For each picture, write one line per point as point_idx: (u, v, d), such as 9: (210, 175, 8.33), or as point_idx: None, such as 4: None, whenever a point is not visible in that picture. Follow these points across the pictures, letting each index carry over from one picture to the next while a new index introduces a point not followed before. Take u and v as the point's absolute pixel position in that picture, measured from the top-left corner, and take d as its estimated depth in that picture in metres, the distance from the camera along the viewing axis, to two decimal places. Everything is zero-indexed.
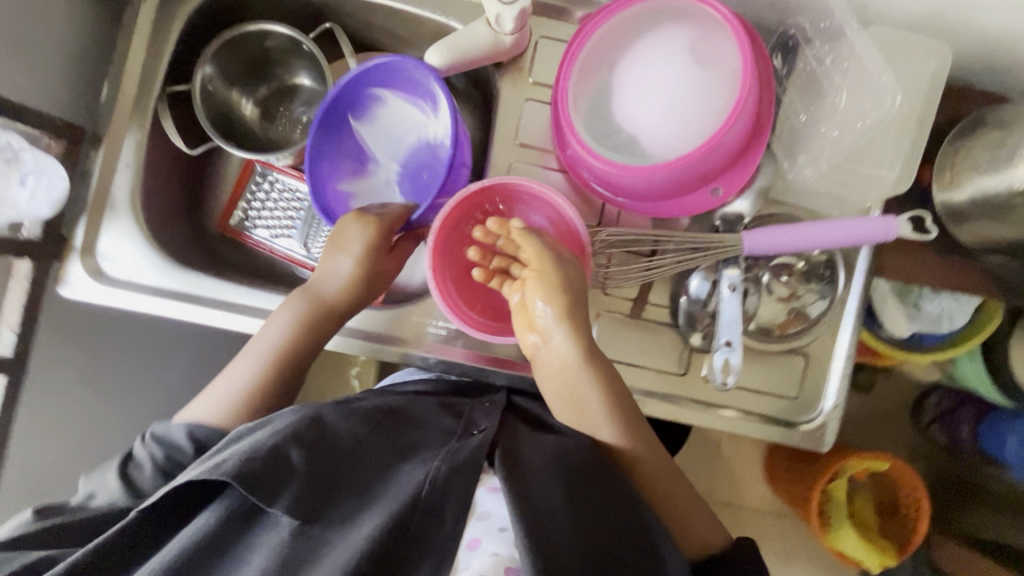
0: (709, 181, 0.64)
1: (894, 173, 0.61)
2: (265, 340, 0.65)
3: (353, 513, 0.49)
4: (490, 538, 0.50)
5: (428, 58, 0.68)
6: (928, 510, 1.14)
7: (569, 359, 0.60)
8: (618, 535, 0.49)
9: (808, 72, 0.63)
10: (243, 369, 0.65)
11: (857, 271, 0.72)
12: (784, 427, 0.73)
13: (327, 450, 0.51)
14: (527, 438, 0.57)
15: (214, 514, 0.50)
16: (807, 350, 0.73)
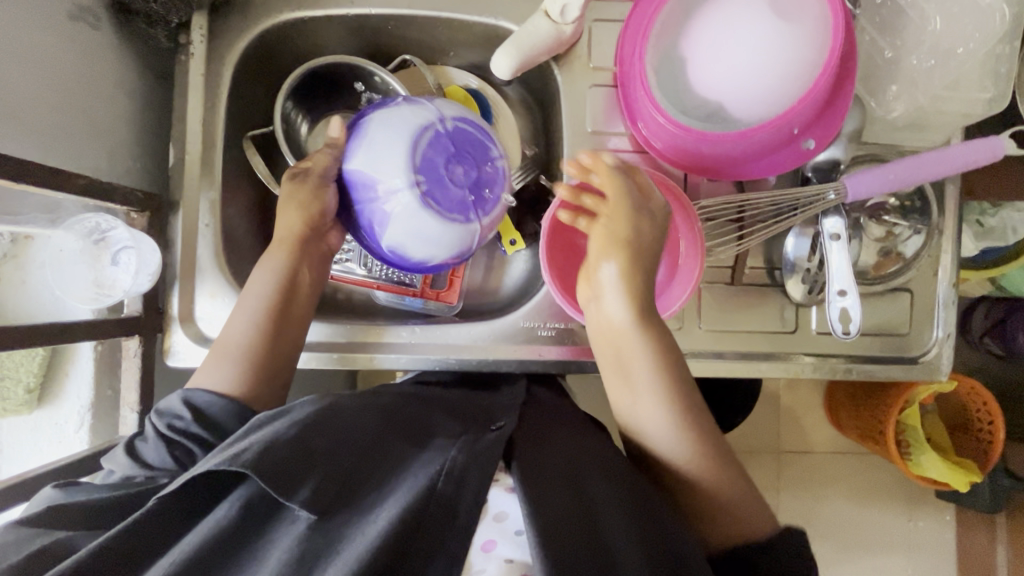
0: (799, 134, 0.63)
1: (986, 94, 0.61)
2: (253, 292, 0.65)
3: (372, 508, 0.49)
4: (506, 542, 0.52)
5: (498, 63, 0.68)
6: (1002, 424, 1.14)
7: (617, 319, 0.60)
8: (626, 516, 0.50)
9: (887, 7, 0.62)
10: (241, 323, 0.64)
11: (946, 198, 0.72)
12: (902, 364, 0.74)
13: (340, 440, 0.52)
14: (544, 437, 0.59)
15: (232, 505, 0.48)
16: (910, 285, 0.73)
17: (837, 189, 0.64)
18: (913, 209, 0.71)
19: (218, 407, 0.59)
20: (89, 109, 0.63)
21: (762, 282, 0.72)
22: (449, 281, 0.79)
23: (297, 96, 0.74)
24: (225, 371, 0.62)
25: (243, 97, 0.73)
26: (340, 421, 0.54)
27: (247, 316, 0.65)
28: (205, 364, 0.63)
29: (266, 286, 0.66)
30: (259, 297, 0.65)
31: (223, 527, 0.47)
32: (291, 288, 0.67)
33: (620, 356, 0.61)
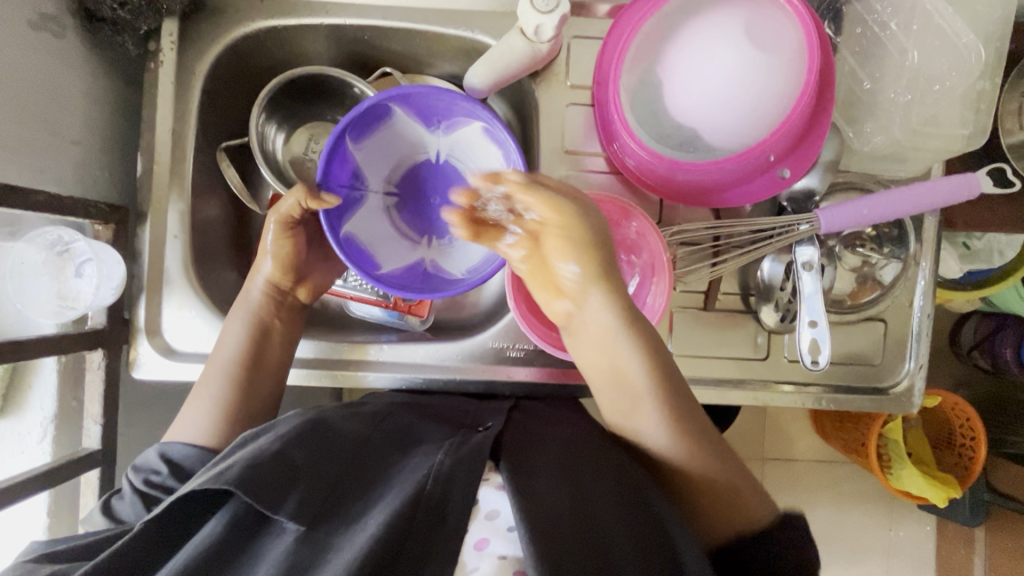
0: (776, 163, 0.62)
1: (965, 130, 0.61)
2: (221, 350, 0.66)
3: (359, 514, 0.49)
4: (499, 538, 0.51)
5: (473, 75, 0.67)
6: (984, 439, 1.15)
7: (607, 323, 0.57)
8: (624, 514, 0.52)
9: (868, 37, 0.61)
10: (219, 379, 0.65)
11: (925, 229, 0.71)
12: (874, 395, 0.73)
13: (324, 454, 0.53)
14: (529, 439, 0.60)
15: (218, 523, 0.48)
16: (884, 315, 0.73)
17: (810, 221, 0.63)
18: (889, 238, 0.71)
19: (193, 457, 0.61)
20: (54, 118, 0.62)
21: (736, 308, 0.72)
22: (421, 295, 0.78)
23: (279, 104, 0.73)
24: (201, 421, 0.63)
25: (216, 107, 0.72)
26: (324, 431, 0.55)
27: (219, 371, 0.65)
28: (184, 413, 0.65)
29: (234, 342, 0.66)
30: (229, 356, 0.66)
31: (214, 540, 0.47)
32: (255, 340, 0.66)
33: (630, 417, 0.60)
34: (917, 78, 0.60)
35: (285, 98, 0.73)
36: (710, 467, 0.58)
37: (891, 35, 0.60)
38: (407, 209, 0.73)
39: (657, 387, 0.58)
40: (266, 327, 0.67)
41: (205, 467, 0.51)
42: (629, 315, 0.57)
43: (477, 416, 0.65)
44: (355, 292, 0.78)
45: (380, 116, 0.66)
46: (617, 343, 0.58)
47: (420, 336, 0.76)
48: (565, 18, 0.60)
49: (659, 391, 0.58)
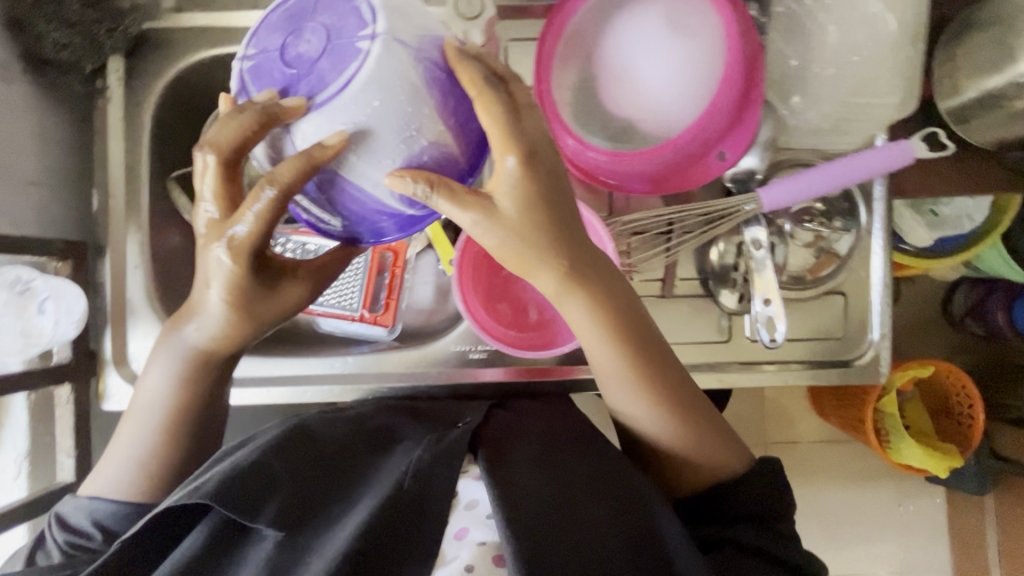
0: (714, 148, 0.62)
1: (896, 98, 0.62)
2: (150, 395, 0.58)
3: (339, 514, 0.49)
4: (478, 525, 0.54)
5: None
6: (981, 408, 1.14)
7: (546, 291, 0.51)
8: (608, 512, 0.52)
9: (791, 15, 0.62)
10: (141, 432, 0.58)
11: (876, 198, 0.71)
12: (840, 367, 0.73)
13: (303, 462, 0.53)
14: (510, 431, 0.61)
15: (202, 533, 0.49)
16: (843, 288, 0.73)
17: (753, 201, 0.64)
18: (840, 210, 0.71)
19: (119, 516, 0.56)
20: (7, 162, 0.63)
21: (694, 293, 0.72)
22: (385, 305, 0.79)
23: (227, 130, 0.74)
24: (125, 453, 0.58)
25: (169, 137, 0.73)
26: (306, 440, 0.56)
27: (143, 429, 0.58)
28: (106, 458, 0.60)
29: (162, 389, 0.58)
30: (158, 400, 0.58)
31: (203, 550, 0.48)
32: (191, 379, 0.57)
33: (608, 376, 0.55)
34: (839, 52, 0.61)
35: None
36: (699, 429, 0.57)
37: (810, 12, 0.62)
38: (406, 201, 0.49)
39: (632, 369, 0.54)
40: (201, 371, 0.57)
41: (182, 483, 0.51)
42: (604, 307, 0.52)
43: (456, 415, 0.66)
44: (322, 307, 0.79)
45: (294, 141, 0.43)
46: (593, 338, 0.54)
47: (388, 345, 0.77)
48: (490, 23, 0.61)
49: (637, 374, 0.54)
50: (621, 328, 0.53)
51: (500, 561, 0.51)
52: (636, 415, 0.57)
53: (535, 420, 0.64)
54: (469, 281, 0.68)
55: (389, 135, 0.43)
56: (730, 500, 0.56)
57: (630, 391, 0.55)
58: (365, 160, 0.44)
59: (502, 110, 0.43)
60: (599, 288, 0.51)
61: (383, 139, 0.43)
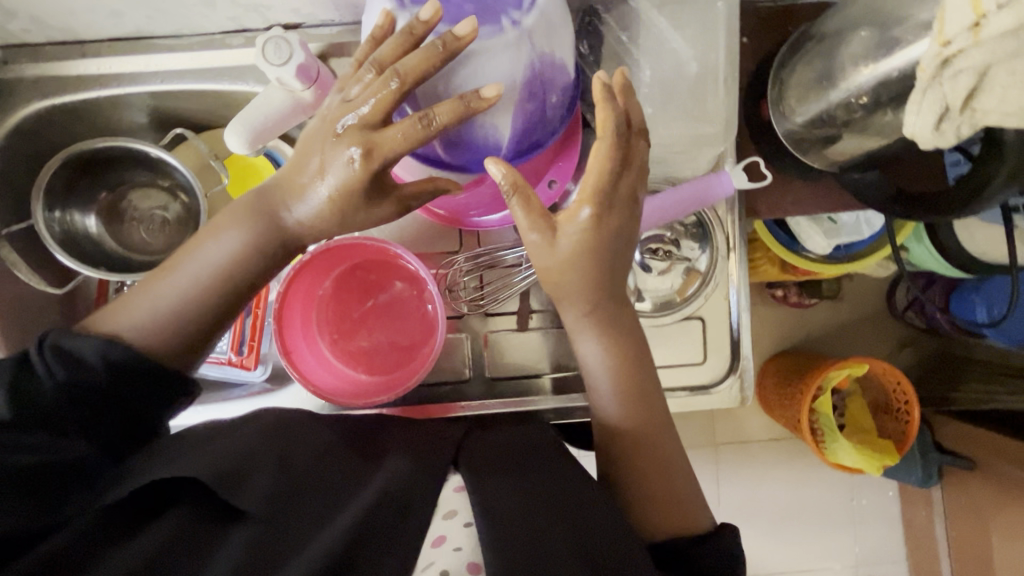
0: (542, 175, 0.61)
1: (711, 128, 0.61)
2: (203, 260, 0.53)
3: (324, 521, 0.46)
4: (456, 533, 0.47)
5: (231, 140, 0.63)
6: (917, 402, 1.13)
7: (578, 331, 0.56)
8: (573, 530, 0.48)
9: (614, 50, 0.60)
10: (180, 282, 0.53)
11: (726, 221, 0.70)
12: (701, 395, 0.72)
13: (288, 456, 0.50)
14: (487, 441, 0.58)
15: (164, 530, 0.44)
16: (702, 313, 0.72)
17: None
18: (692, 233, 0.71)
19: (128, 357, 0.49)
20: None
21: (550, 324, 0.71)
22: (251, 347, 0.78)
23: (71, 180, 0.72)
24: (142, 312, 0.52)
25: (14, 187, 0.73)
26: (301, 434, 0.53)
27: (156, 297, 0.53)
28: (130, 295, 0.53)
29: (221, 255, 0.54)
30: (216, 262, 0.53)
31: (163, 542, 0.43)
32: (250, 258, 0.54)
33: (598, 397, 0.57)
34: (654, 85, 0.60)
35: (83, 172, 0.73)
36: (676, 467, 0.56)
37: (626, 47, 0.60)
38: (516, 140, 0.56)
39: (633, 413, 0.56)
40: (273, 251, 0.55)
41: (151, 457, 0.48)
42: (622, 355, 0.56)
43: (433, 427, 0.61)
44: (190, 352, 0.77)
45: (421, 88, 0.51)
46: (597, 373, 0.57)
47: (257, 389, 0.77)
48: (300, 67, 0.60)
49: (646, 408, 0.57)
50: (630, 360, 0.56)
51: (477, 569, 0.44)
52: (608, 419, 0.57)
53: (535, 431, 0.61)
54: (298, 325, 0.66)
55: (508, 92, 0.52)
56: (693, 555, 0.52)
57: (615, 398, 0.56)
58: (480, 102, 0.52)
59: (616, 160, 0.50)
60: (622, 342, 0.56)
61: (506, 86, 0.52)
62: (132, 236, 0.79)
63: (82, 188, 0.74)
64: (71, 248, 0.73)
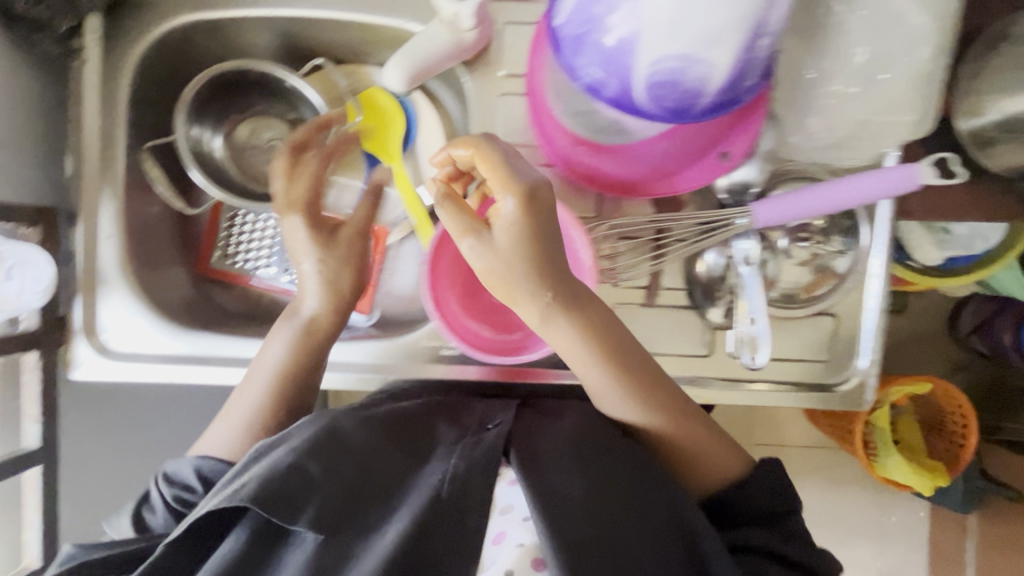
0: (714, 146, 0.58)
1: (911, 118, 0.55)
2: (267, 361, 0.64)
3: (378, 523, 0.50)
4: (514, 529, 0.55)
5: (389, 76, 0.62)
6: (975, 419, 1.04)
7: (566, 342, 0.55)
8: (626, 524, 0.51)
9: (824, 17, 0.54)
10: (257, 390, 0.64)
11: (879, 219, 0.67)
12: (822, 393, 0.70)
13: (340, 456, 0.52)
14: (543, 428, 0.59)
15: (244, 535, 0.51)
16: (835, 310, 0.70)
17: (746, 215, 0.61)
18: (838, 229, 0.68)
19: (227, 474, 0.60)
20: None
21: (677, 303, 0.70)
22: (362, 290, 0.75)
23: (205, 100, 0.71)
24: (228, 437, 0.63)
25: (148, 102, 0.71)
26: (345, 430, 0.55)
27: (256, 387, 0.64)
28: (212, 424, 0.65)
29: (279, 355, 0.64)
30: (276, 362, 0.64)
31: (239, 550, 0.50)
32: (309, 347, 0.65)
33: (592, 385, 0.58)
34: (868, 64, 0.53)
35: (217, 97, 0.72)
36: (693, 436, 0.59)
37: None
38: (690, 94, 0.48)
39: (622, 380, 0.57)
40: (314, 347, 0.65)
41: (217, 488, 0.52)
42: (593, 332, 0.55)
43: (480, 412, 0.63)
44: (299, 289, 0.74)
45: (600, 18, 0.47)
46: (582, 357, 0.56)
47: (364, 334, 0.75)
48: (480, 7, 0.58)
49: (627, 385, 0.57)
50: (613, 349, 0.56)
51: (539, 563, 0.53)
52: (609, 406, 0.59)
53: (574, 415, 0.61)
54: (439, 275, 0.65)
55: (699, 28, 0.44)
56: (735, 504, 0.58)
57: (606, 376, 0.56)
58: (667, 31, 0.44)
59: (498, 159, 0.52)
60: (590, 316, 0.55)
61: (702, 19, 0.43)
62: (251, 165, 0.77)
63: (211, 113, 0.73)
64: (200, 166, 0.72)
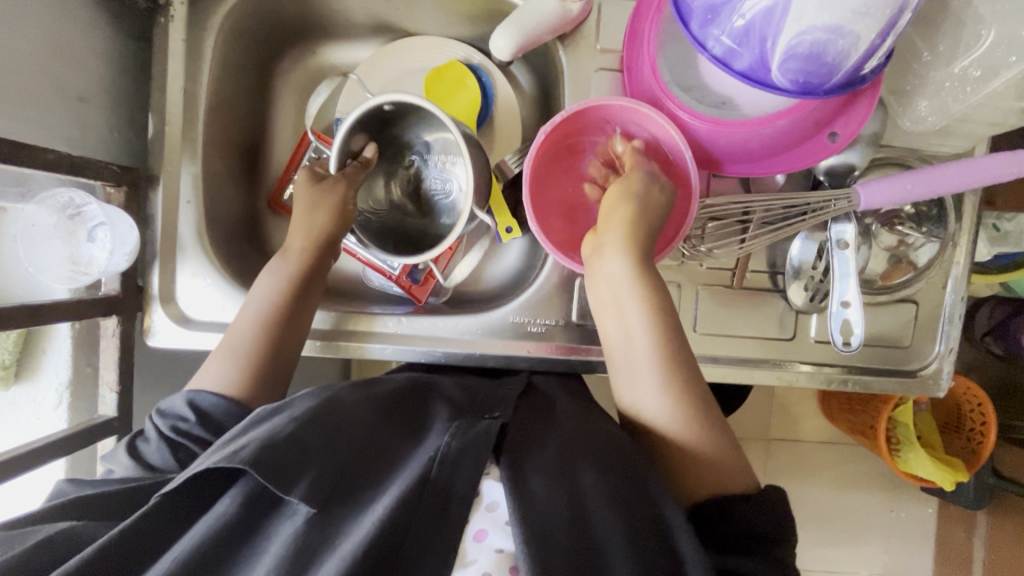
0: (823, 126, 0.58)
1: (1021, 104, 0.57)
2: (249, 306, 0.63)
3: (369, 502, 0.46)
4: (498, 531, 0.46)
5: (496, 43, 0.64)
6: (995, 423, 0.93)
7: (617, 274, 0.56)
8: (615, 506, 0.46)
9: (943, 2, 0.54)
10: (243, 330, 0.62)
11: (965, 209, 0.68)
12: (902, 378, 0.72)
13: (338, 435, 0.49)
14: (545, 424, 0.56)
15: (230, 505, 0.46)
16: (916, 297, 0.71)
17: (848, 198, 0.61)
18: (928, 217, 0.68)
19: (222, 409, 0.57)
20: (58, 74, 0.59)
21: (763, 287, 0.69)
22: (424, 278, 0.74)
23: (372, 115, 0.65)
24: (228, 369, 0.60)
25: (230, 65, 0.69)
26: (341, 411, 0.52)
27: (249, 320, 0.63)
28: (211, 361, 0.62)
29: (268, 293, 0.64)
30: (261, 303, 0.64)
31: (222, 524, 0.45)
32: (292, 288, 0.65)
33: (628, 349, 0.55)
34: (993, 48, 0.53)
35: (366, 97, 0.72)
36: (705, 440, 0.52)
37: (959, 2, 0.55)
38: (825, 66, 0.48)
39: (661, 355, 0.53)
40: (300, 286, 0.65)
41: (214, 446, 0.49)
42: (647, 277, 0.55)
43: (491, 398, 0.59)
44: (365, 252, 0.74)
45: None
46: (620, 282, 0.56)
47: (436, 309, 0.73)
48: None
49: (663, 360, 0.53)
50: (665, 316, 0.54)
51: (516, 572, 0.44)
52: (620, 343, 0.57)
53: (569, 423, 0.58)
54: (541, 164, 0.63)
55: None
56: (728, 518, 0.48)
57: (640, 309, 0.55)
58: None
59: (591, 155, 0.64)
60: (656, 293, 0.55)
61: None
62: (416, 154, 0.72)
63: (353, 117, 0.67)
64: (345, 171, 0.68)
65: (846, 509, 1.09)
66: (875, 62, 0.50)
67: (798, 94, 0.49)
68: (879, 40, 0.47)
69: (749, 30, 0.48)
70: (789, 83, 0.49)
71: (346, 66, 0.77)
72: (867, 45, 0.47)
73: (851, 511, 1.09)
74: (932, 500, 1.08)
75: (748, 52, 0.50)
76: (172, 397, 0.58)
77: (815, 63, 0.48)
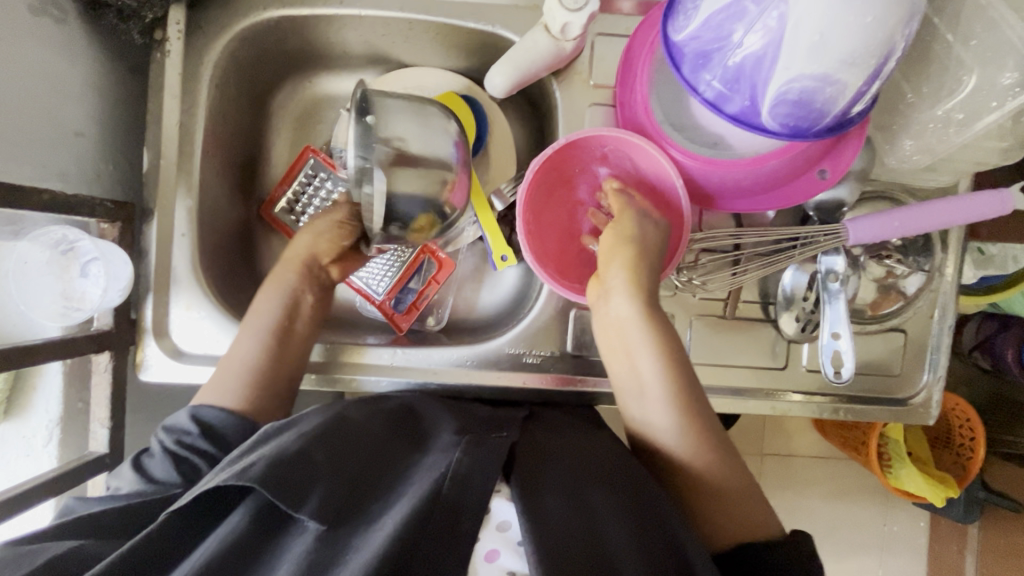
0: (814, 163, 0.59)
1: (1003, 144, 0.59)
2: (258, 313, 0.65)
3: (379, 514, 0.46)
4: (509, 551, 0.47)
5: (492, 80, 0.64)
6: (985, 438, 0.95)
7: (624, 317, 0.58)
8: (628, 518, 0.47)
9: (925, 46, 0.56)
10: (247, 343, 0.63)
11: (949, 238, 0.69)
12: (893, 407, 0.73)
13: (349, 455, 0.49)
14: (552, 441, 0.57)
15: (234, 525, 0.45)
16: (904, 326, 0.72)
17: (837, 233, 0.62)
18: (914, 248, 0.69)
19: (231, 424, 0.58)
20: (54, 112, 0.59)
21: (756, 317, 0.70)
22: (408, 307, 0.75)
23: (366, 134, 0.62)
24: (230, 386, 0.61)
25: (226, 97, 0.69)
26: (348, 427, 0.53)
27: (253, 335, 0.64)
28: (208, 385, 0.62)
29: (276, 305, 0.66)
30: (268, 316, 0.65)
31: (228, 544, 0.44)
32: (299, 308, 0.66)
33: (639, 393, 0.57)
34: (974, 92, 0.55)
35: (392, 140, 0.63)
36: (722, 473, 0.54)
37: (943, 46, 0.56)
38: (813, 111, 0.49)
39: (681, 414, 0.55)
40: (302, 301, 0.66)
41: (218, 469, 0.49)
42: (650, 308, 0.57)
43: (492, 418, 0.59)
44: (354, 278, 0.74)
45: (742, 28, 0.48)
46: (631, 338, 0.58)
47: (432, 340, 0.73)
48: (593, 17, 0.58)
49: (682, 413, 0.55)
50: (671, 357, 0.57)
51: None
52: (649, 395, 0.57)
53: (571, 437, 0.60)
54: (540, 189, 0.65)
55: (844, 47, 0.45)
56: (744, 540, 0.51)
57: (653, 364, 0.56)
58: (812, 48, 0.45)
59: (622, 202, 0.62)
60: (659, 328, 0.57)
61: (849, 41, 0.44)
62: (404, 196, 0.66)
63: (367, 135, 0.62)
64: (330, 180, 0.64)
65: (841, 529, 1.10)
66: (862, 105, 0.51)
67: (788, 137, 0.51)
68: (868, 86, 0.48)
69: (740, 75, 0.49)
70: (779, 126, 0.50)
71: (341, 96, 0.78)
72: (856, 93, 0.48)
73: (844, 531, 1.09)
74: (924, 516, 1.09)
75: (738, 96, 0.51)
76: (178, 413, 0.59)
77: (805, 108, 0.49)
